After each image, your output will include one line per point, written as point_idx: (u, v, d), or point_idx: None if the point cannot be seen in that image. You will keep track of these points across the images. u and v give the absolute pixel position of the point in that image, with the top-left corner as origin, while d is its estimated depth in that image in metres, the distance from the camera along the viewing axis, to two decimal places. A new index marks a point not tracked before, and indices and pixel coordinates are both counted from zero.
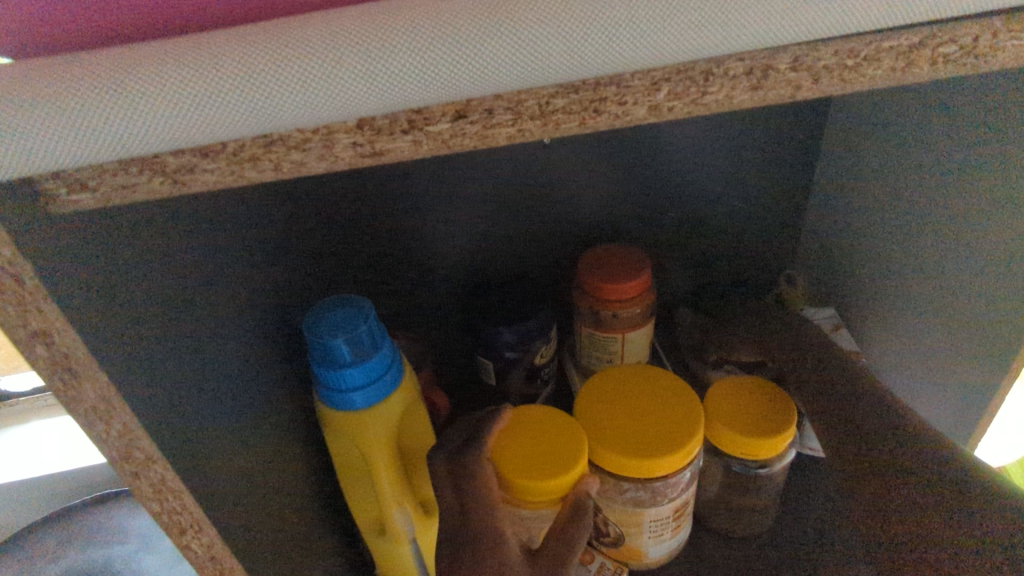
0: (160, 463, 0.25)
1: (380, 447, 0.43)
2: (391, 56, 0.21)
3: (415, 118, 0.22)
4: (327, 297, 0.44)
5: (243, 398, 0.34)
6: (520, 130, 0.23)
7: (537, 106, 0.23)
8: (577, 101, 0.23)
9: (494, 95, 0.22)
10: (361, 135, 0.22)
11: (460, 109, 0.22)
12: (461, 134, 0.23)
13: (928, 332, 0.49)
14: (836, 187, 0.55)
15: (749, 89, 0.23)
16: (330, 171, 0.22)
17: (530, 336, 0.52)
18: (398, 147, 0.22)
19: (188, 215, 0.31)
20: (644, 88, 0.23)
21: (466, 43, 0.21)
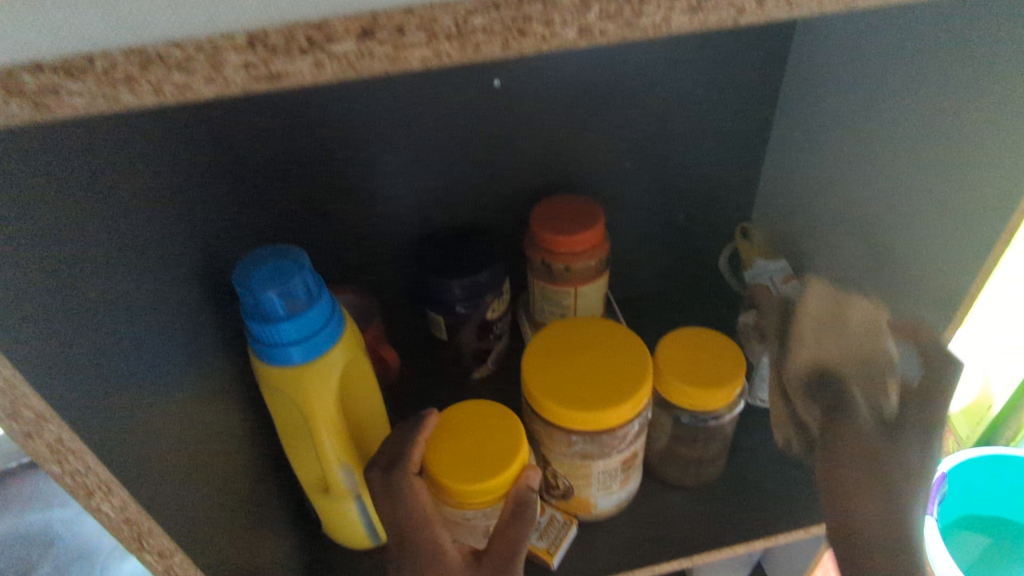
0: (54, 422, 0.25)
1: (320, 404, 0.44)
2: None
3: (314, 36, 0.20)
4: (258, 247, 0.43)
5: (168, 355, 0.34)
6: (435, 53, 0.21)
7: (453, 26, 0.20)
8: (498, 21, 0.21)
9: (403, 9, 0.20)
10: (253, 54, 0.20)
11: (368, 26, 0.20)
12: (369, 56, 0.20)
13: (872, 283, 0.51)
14: (796, 132, 0.57)
15: (689, 11, 0.22)
16: (222, 96, 0.20)
17: (481, 290, 0.56)
18: (297, 69, 0.20)
19: (86, 154, 0.30)
20: (573, 7, 0.21)
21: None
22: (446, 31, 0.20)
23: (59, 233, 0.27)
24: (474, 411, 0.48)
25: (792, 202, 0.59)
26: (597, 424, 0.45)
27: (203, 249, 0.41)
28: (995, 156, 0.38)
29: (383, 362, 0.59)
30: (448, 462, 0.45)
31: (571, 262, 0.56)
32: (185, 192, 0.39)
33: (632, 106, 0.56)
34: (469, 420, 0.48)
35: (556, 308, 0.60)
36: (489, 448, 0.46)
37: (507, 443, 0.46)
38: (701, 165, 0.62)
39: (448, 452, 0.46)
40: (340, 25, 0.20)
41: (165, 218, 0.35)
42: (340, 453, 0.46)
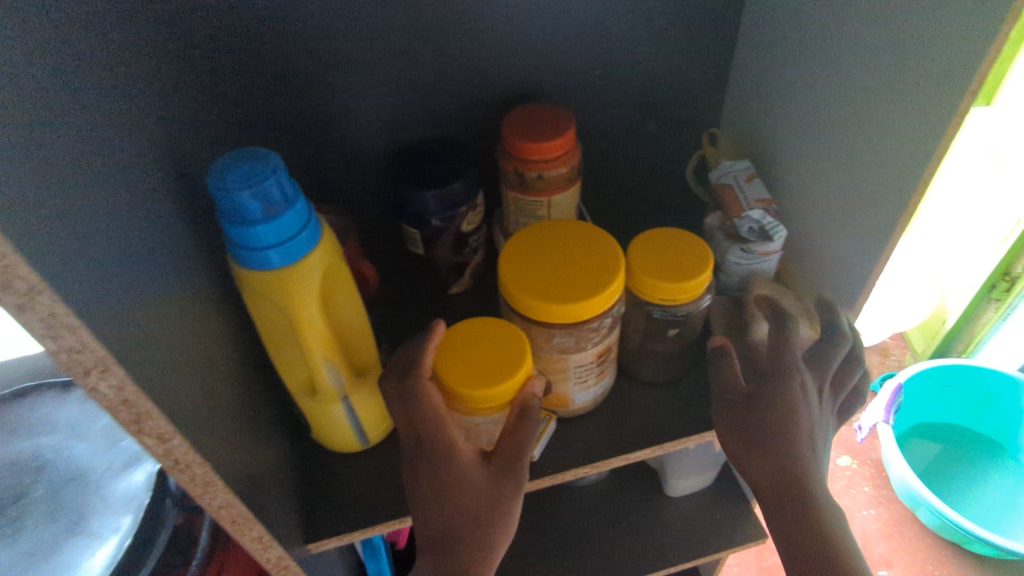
0: (46, 295, 0.25)
1: (303, 308, 0.45)
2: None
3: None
4: (228, 151, 0.43)
5: (143, 250, 0.34)
6: None
7: None
8: None
9: None
10: None
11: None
12: None
13: (833, 177, 0.52)
14: (763, 31, 0.57)
15: None
16: None
17: (454, 201, 0.56)
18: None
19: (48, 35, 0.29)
20: None
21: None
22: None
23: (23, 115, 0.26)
24: (474, 328, 0.49)
25: (758, 107, 0.60)
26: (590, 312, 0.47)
27: (169, 151, 0.40)
28: (948, 35, 0.39)
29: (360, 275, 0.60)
30: (455, 372, 0.47)
31: (544, 170, 0.57)
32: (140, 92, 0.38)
33: (600, 6, 0.56)
34: (469, 336, 0.48)
35: (529, 219, 0.61)
36: (491, 361, 0.47)
37: (507, 355, 0.47)
38: (669, 72, 0.62)
39: (452, 362, 0.47)
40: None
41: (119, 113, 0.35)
42: (325, 357, 0.47)
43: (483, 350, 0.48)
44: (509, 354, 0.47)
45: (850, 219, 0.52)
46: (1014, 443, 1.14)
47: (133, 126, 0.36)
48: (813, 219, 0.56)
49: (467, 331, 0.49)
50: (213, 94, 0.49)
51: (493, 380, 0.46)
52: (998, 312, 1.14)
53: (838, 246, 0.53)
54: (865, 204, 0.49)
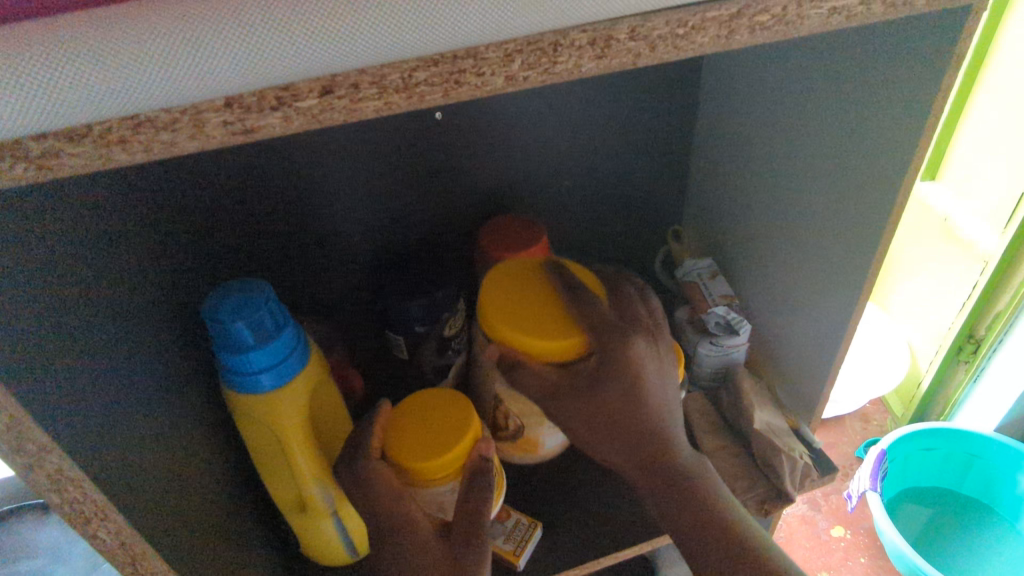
0: (57, 453, 0.27)
1: (293, 428, 0.46)
2: (253, 35, 0.22)
3: (301, 99, 0.24)
4: (223, 282, 0.45)
5: (144, 388, 0.36)
6: (387, 103, 0.25)
7: (399, 80, 0.24)
8: (437, 74, 0.25)
9: (358, 69, 0.24)
10: (230, 113, 0.23)
11: (330, 84, 0.24)
12: (329, 108, 0.24)
13: (789, 274, 0.57)
14: (714, 143, 0.63)
15: (595, 58, 0.26)
16: (204, 149, 0.24)
17: (437, 310, 0.58)
18: (269, 123, 0.24)
19: (69, 205, 0.32)
20: (498, 60, 0.25)
21: (330, 17, 0.22)
22: (398, 87, 0.24)
23: (48, 285, 0.29)
24: (424, 402, 0.50)
25: (715, 212, 0.66)
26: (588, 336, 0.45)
27: (169, 287, 0.43)
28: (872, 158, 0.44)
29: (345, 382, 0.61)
30: (413, 448, 0.47)
31: None
32: (147, 238, 0.41)
33: (567, 127, 0.61)
34: (419, 409, 0.50)
35: None
36: (440, 431, 0.48)
37: (456, 424, 0.49)
38: (632, 180, 0.67)
39: (400, 439, 0.48)
40: (312, 86, 0.23)
41: (131, 260, 0.38)
42: (315, 473, 0.48)
43: (431, 422, 0.49)
44: (457, 423, 0.49)
45: (807, 312, 0.55)
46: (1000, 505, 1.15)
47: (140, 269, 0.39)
48: (774, 313, 0.60)
49: (417, 405, 0.50)
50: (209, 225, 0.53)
51: (443, 450, 0.47)
52: (971, 372, 1.15)
53: (800, 337, 0.57)
54: (820, 300, 0.53)
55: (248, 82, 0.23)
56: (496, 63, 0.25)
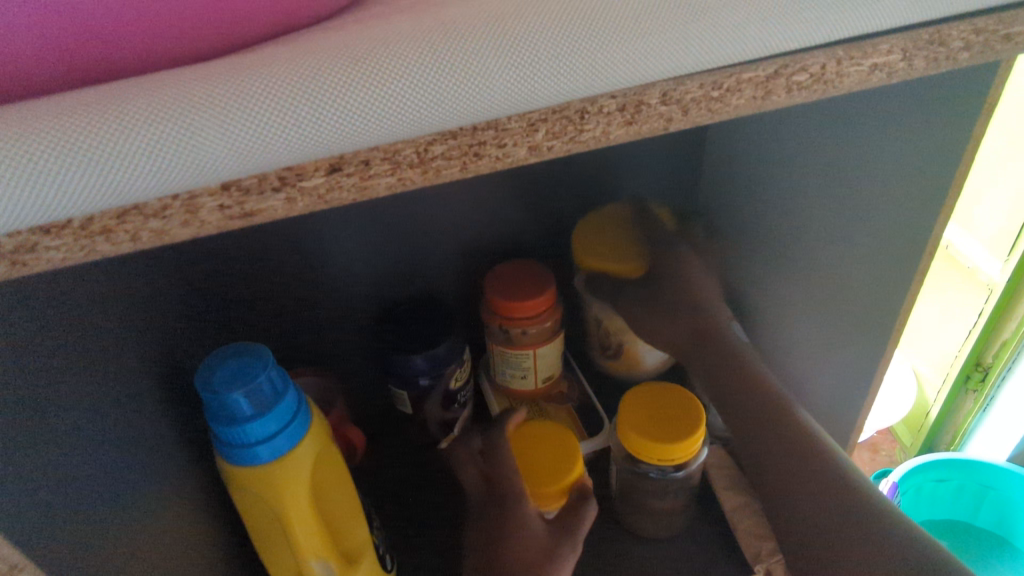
0: (25, 568, 0.24)
1: (292, 501, 0.43)
2: (253, 117, 0.20)
3: (307, 180, 0.21)
4: (221, 346, 0.43)
5: (131, 467, 0.33)
6: (400, 180, 0.23)
7: (415, 155, 0.22)
8: (456, 147, 0.22)
9: (369, 146, 0.21)
10: (228, 197, 0.21)
11: (338, 162, 0.22)
12: (337, 188, 0.22)
13: (810, 322, 0.54)
14: (724, 188, 0.62)
15: (624, 124, 0.24)
16: (197, 237, 0.21)
17: (442, 363, 0.55)
18: (270, 206, 0.21)
19: (62, 277, 0.30)
20: (521, 130, 0.23)
21: (339, 94, 0.20)
22: (413, 162, 0.22)
23: (37, 360, 0.27)
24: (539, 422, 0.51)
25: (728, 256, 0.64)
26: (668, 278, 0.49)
27: (164, 352, 0.40)
28: (893, 200, 0.43)
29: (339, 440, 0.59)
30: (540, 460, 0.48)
31: (526, 328, 0.57)
32: (148, 298, 0.39)
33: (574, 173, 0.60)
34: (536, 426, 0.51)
35: (515, 372, 0.60)
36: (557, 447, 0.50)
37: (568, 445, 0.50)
38: None
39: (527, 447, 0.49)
40: (317, 165, 0.21)
41: (128, 322, 0.36)
42: (316, 550, 0.44)
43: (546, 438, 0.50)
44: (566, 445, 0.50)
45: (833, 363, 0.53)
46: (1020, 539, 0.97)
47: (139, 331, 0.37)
48: (795, 362, 0.58)
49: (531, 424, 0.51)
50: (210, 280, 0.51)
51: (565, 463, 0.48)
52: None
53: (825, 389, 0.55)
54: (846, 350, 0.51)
55: (247, 166, 0.20)
56: (518, 133, 0.23)
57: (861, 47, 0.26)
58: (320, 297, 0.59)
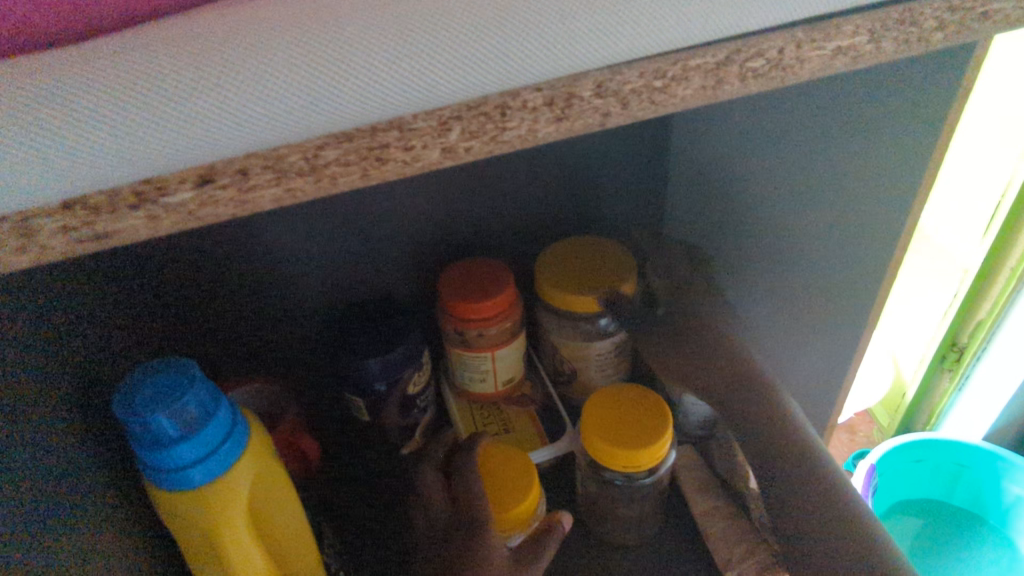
0: None
1: (232, 530, 0.38)
2: (99, 122, 0.17)
3: (168, 197, 0.19)
4: (143, 363, 0.38)
5: (44, 497, 0.30)
6: (288, 190, 0.20)
7: (303, 161, 0.20)
8: (352, 151, 0.20)
9: (244, 153, 0.19)
10: (73, 217, 0.18)
11: (204, 176, 0.19)
12: (211, 203, 0.19)
13: None
14: (693, 179, 0.60)
15: (553, 121, 0.21)
16: (45, 263, 0.19)
17: (397, 367, 0.52)
18: (128, 226, 0.19)
19: None
20: (431, 129, 0.20)
21: (200, 96, 0.18)
22: (305, 167, 0.20)
23: None
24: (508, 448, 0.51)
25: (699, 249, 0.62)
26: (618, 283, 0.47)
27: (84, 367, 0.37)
28: None
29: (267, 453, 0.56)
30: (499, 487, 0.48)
31: (481, 330, 0.54)
32: (64, 308, 0.36)
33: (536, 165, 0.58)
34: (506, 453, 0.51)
35: (475, 375, 0.57)
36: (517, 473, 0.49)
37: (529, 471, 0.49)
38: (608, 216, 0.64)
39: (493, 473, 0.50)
40: (181, 179, 0.19)
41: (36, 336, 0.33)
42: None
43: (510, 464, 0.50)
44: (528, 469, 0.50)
45: None
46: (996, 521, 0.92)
47: (49, 343, 0.34)
48: None
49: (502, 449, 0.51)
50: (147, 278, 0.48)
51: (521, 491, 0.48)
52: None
53: None
54: None
55: (92, 180, 0.18)
56: (432, 133, 0.20)
57: (825, 28, 0.23)
58: (270, 296, 0.56)
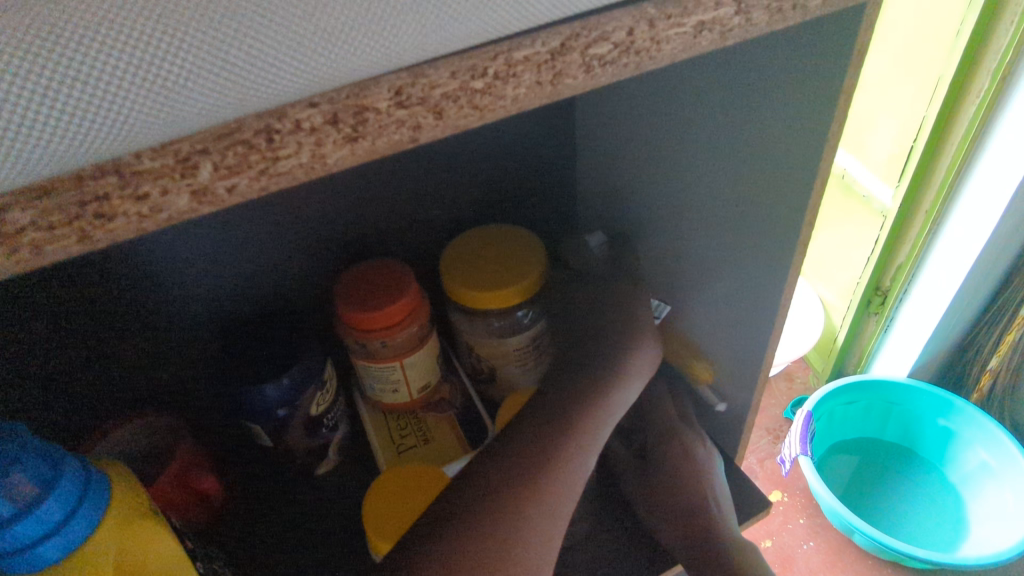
0: None
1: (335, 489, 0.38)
2: (58, 91, 0.14)
3: (147, 189, 0.16)
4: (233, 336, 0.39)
5: None
6: (320, 149, 0.17)
7: (353, 111, 0.17)
8: (408, 96, 0.18)
9: (276, 106, 0.17)
10: (82, 202, 0.16)
11: (193, 155, 0.16)
12: (237, 170, 0.17)
13: None
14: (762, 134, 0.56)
15: (622, 61, 0.20)
16: (30, 269, 0.16)
17: None
18: (126, 213, 0.16)
19: None
20: (500, 66, 0.18)
21: (237, 44, 0.15)
22: (349, 123, 0.17)
23: None
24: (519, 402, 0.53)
25: None
26: (711, 235, 0.46)
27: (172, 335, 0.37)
28: None
29: (362, 419, 0.58)
30: None
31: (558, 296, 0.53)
32: None
33: (592, 123, 0.55)
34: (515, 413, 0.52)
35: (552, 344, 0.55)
36: None
37: None
38: None
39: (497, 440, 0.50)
40: (162, 168, 0.16)
41: None
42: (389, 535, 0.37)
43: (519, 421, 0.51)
44: None
45: None
46: (993, 471, 1.11)
47: None
48: None
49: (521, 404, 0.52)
50: (233, 236, 0.50)
51: None
52: (1006, 340, 1.12)
53: None
54: None
55: (62, 166, 0.15)
56: (503, 71, 0.18)
57: None
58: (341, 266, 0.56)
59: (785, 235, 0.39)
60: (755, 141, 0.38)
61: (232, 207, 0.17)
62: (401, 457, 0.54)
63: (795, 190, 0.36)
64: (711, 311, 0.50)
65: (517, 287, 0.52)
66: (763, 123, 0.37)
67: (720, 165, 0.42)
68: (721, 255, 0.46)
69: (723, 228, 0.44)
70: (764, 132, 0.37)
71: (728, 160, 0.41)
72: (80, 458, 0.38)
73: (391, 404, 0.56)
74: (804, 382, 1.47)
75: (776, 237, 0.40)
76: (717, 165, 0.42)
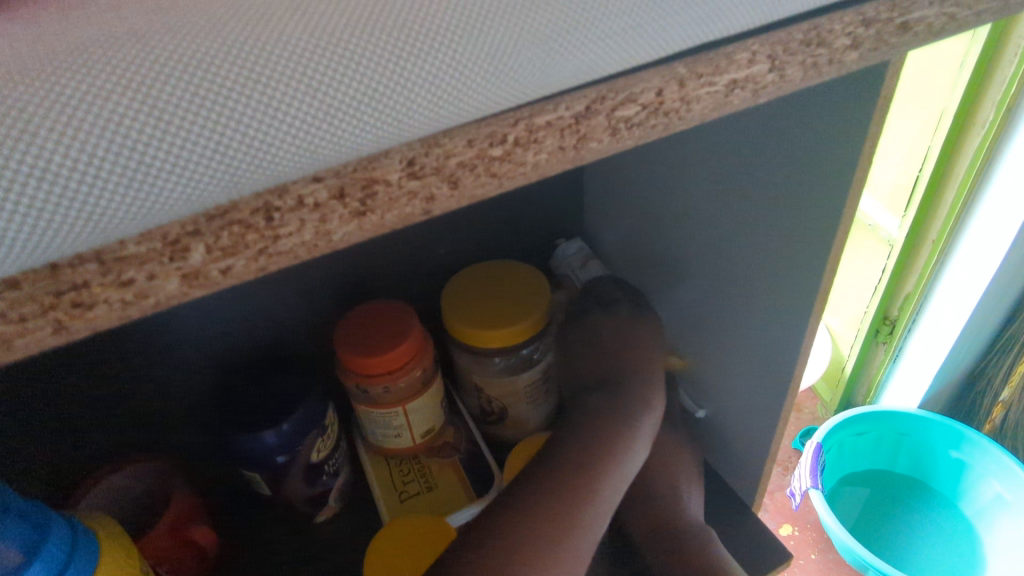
0: None
1: None
2: (49, 181, 0.13)
3: (130, 275, 0.15)
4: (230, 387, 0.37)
5: None
6: (324, 226, 0.17)
7: (362, 184, 0.17)
8: (421, 167, 0.17)
9: (277, 184, 0.16)
10: (60, 291, 0.15)
11: (184, 238, 0.16)
12: (231, 250, 0.16)
13: None
14: None
15: (649, 123, 0.19)
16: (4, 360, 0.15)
17: None
18: (107, 300, 0.15)
19: None
20: (521, 133, 0.17)
21: (235, 124, 0.14)
22: (356, 198, 0.17)
23: None
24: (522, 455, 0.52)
25: None
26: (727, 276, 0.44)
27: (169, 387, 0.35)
28: None
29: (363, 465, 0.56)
30: None
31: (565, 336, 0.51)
32: None
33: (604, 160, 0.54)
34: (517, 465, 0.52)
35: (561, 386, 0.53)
36: None
37: None
38: None
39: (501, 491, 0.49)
40: (150, 252, 0.15)
41: None
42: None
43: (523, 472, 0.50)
44: None
45: None
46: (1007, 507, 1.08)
47: None
48: None
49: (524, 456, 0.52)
50: None
51: None
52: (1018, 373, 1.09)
53: None
54: None
55: (40, 258, 0.14)
56: (523, 137, 0.18)
57: None
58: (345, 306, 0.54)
59: (805, 281, 0.37)
60: (775, 187, 0.37)
61: (225, 290, 0.17)
62: (403, 506, 0.52)
63: (818, 236, 0.35)
64: (727, 354, 0.49)
65: (520, 324, 0.50)
66: (783, 168, 0.36)
67: (738, 207, 0.41)
68: (738, 297, 0.44)
69: (740, 269, 0.43)
70: (784, 177, 0.36)
71: (745, 202, 0.40)
72: (68, 517, 0.36)
73: (393, 449, 0.54)
74: (813, 412, 1.44)
75: (795, 282, 0.38)
76: (734, 207, 0.41)
